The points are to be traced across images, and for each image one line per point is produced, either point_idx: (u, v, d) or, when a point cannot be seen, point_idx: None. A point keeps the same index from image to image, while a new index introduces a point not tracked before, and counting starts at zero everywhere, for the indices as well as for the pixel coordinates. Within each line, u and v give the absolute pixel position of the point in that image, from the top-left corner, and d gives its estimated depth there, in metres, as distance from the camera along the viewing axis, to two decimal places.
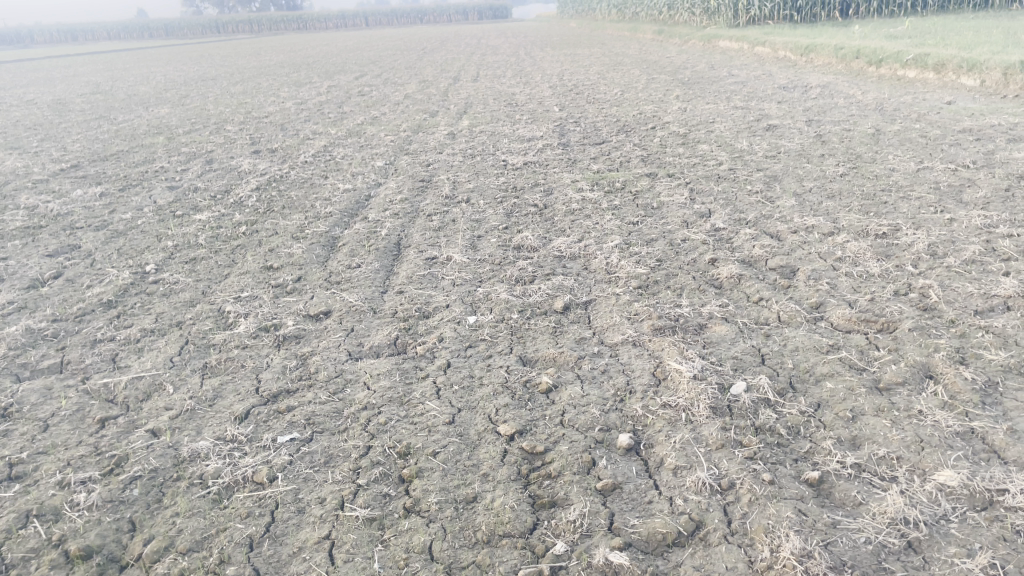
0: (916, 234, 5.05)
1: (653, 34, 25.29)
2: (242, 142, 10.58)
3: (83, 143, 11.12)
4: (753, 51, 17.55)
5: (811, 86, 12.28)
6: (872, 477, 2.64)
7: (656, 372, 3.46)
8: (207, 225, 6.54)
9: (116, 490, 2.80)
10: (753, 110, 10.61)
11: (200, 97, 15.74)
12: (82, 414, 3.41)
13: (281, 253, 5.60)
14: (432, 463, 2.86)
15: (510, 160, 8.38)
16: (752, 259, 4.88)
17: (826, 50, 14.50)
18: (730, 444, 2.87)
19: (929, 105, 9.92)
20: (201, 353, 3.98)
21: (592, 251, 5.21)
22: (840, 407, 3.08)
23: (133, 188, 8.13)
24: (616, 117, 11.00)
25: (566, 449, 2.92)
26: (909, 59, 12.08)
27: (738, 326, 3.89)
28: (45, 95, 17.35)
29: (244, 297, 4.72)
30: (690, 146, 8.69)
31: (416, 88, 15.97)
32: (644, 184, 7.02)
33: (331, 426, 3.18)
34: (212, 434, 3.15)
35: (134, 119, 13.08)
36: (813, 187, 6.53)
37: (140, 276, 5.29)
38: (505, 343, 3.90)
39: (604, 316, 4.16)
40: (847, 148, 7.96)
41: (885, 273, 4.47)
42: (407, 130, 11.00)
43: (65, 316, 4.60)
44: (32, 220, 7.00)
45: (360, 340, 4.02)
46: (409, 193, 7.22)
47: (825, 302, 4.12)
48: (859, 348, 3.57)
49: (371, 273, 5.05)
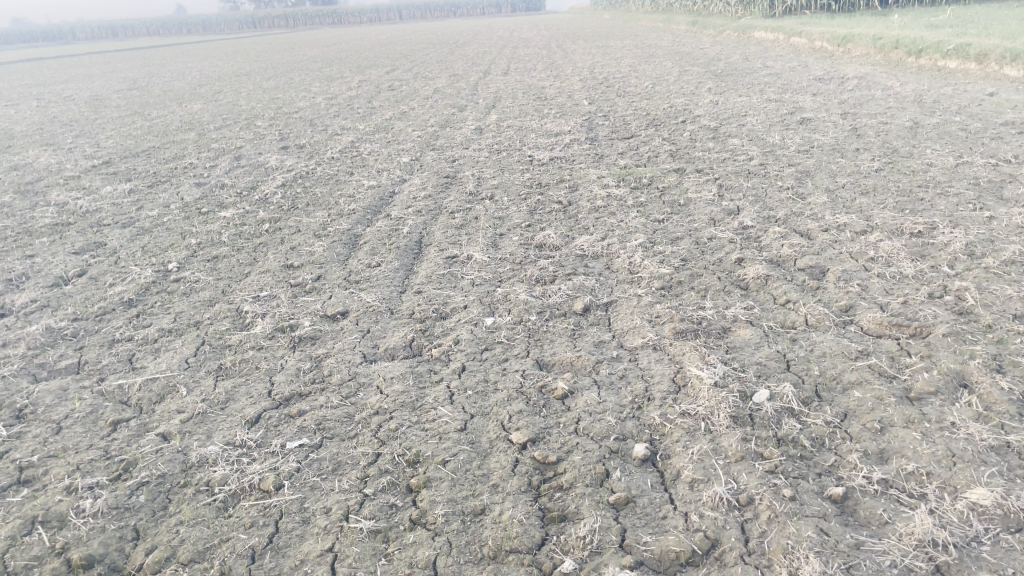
0: (953, 233, 4.86)
1: (687, 26, 24.96)
2: (270, 138, 10.61)
3: (115, 139, 11.23)
4: (789, 41, 17.22)
5: (848, 77, 11.99)
6: (899, 494, 2.51)
7: (676, 379, 3.35)
8: (232, 222, 6.54)
9: (122, 496, 2.77)
10: (787, 103, 10.38)
11: (232, 92, 15.85)
12: (95, 416, 3.39)
13: (302, 251, 5.57)
14: (441, 473, 2.79)
15: (536, 155, 8.28)
16: (780, 259, 4.73)
17: (863, 40, 14.15)
18: (751, 456, 2.75)
19: (971, 97, 9.61)
20: (216, 354, 3.95)
21: (615, 250, 5.10)
22: (868, 418, 2.95)
23: (162, 185, 8.17)
24: (646, 110, 10.83)
25: (578, 459, 2.83)
26: (950, 49, 11.73)
27: (763, 330, 3.76)
28: (83, 92, 17.57)
29: (263, 296, 4.69)
30: (721, 140, 8.51)
31: (445, 82, 15.93)
32: (671, 180, 6.88)
33: (341, 432, 3.13)
34: (221, 439, 3.11)
35: (167, 115, 13.20)
36: (847, 183, 6.34)
37: (162, 274, 5.29)
38: (522, 346, 3.81)
39: (625, 318, 4.05)
40: (883, 141, 7.73)
41: (919, 274, 4.30)
42: (435, 125, 10.94)
43: (85, 316, 4.61)
44: (62, 217, 7.06)
45: (375, 342, 3.96)
46: (434, 190, 7.15)
47: (855, 304, 3.97)
48: (890, 354, 3.43)
49: (390, 272, 4.99)
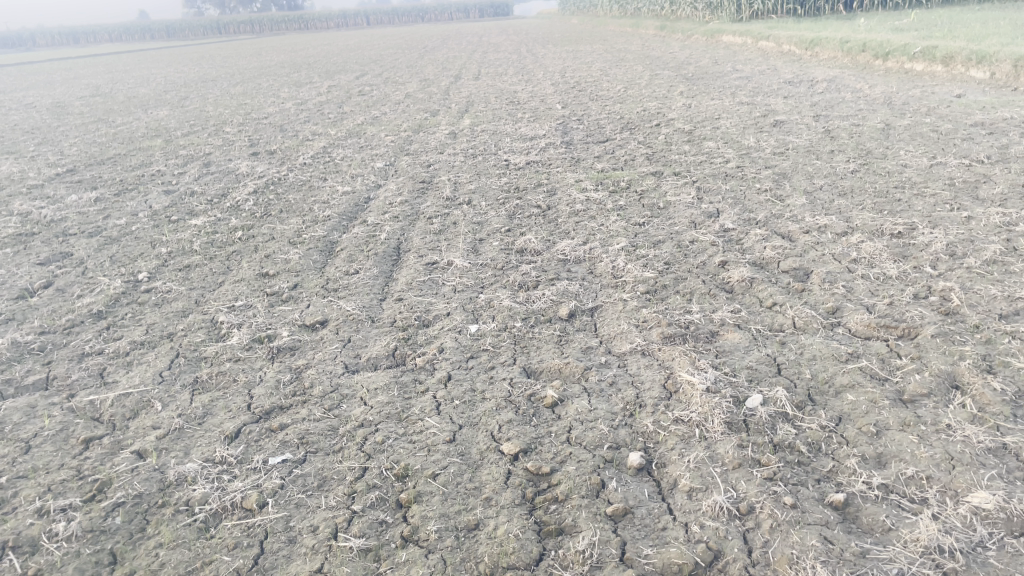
0: (933, 234, 4.86)
1: (655, 30, 25.08)
2: (240, 144, 10.43)
3: (80, 146, 10.98)
4: (757, 45, 17.36)
5: (818, 80, 12.09)
6: (901, 499, 2.47)
7: (667, 384, 3.29)
8: (203, 230, 6.39)
9: (97, 519, 2.64)
10: (760, 106, 10.42)
11: (199, 98, 15.59)
12: (66, 434, 3.25)
13: (277, 259, 5.44)
14: (432, 487, 2.70)
15: (512, 160, 8.21)
16: (764, 262, 4.70)
17: (831, 43, 14.28)
18: (748, 463, 2.70)
19: (939, 99, 9.72)
20: (191, 367, 3.82)
21: (598, 254, 5.04)
22: (863, 422, 2.91)
23: (129, 193, 7.98)
24: (620, 114, 10.82)
25: (572, 469, 2.76)
26: (916, 52, 11.87)
27: (752, 334, 3.72)
28: (45, 99, 17.21)
29: (239, 306, 4.57)
30: (696, 143, 8.51)
31: (417, 87, 15.82)
32: (649, 183, 6.85)
33: (325, 446, 3.02)
34: (200, 456, 2.99)
35: (133, 122, 12.94)
36: (824, 185, 6.36)
37: (132, 285, 5.14)
38: (508, 354, 3.74)
39: (612, 323, 3.99)
40: (857, 143, 7.77)
41: (903, 275, 4.29)
42: (408, 130, 10.83)
43: (53, 329, 4.44)
44: (25, 227, 6.85)
45: (357, 352, 3.86)
46: (410, 195, 7.05)
47: (842, 306, 3.94)
48: (880, 356, 3.40)
49: (370, 280, 4.89)
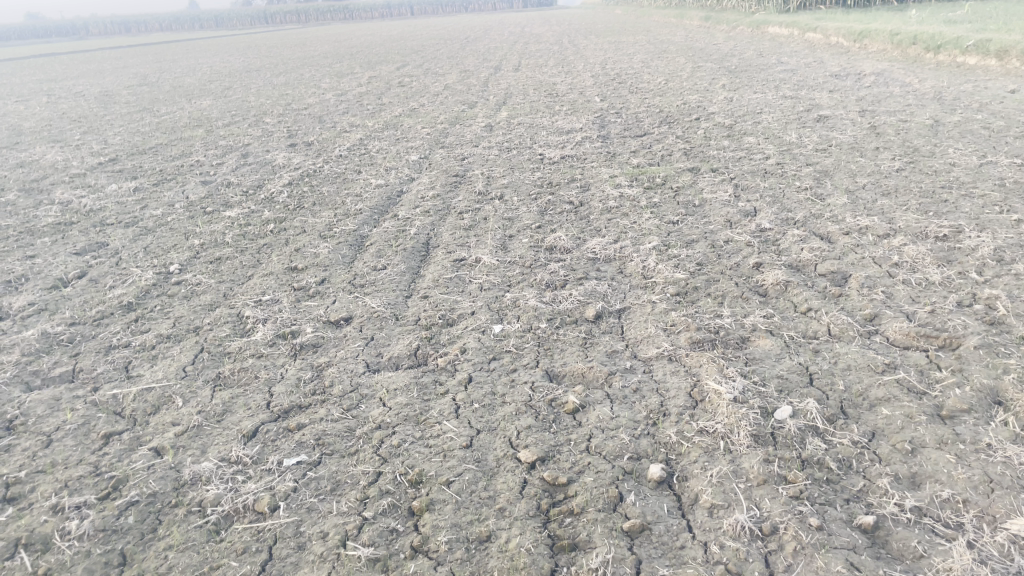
0: (981, 237, 4.67)
1: (699, 22, 24.68)
2: (278, 135, 10.49)
3: (123, 136, 11.14)
4: (804, 36, 16.97)
5: (865, 73, 11.77)
6: (934, 524, 2.35)
7: (693, 393, 3.19)
8: (236, 222, 6.42)
9: (110, 518, 2.64)
10: (803, 100, 10.16)
11: (242, 88, 15.75)
12: (87, 429, 3.26)
13: (306, 253, 5.43)
14: (446, 495, 2.65)
15: (547, 154, 8.11)
16: (800, 264, 4.55)
17: (880, 35, 13.88)
18: (774, 480, 2.59)
19: (992, 94, 9.38)
20: (214, 362, 3.81)
21: (628, 253, 4.94)
22: (898, 438, 2.78)
23: (167, 183, 8.06)
24: (659, 107, 10.64)
25: (590, 480, 2.67)
26: (970, 45, 11.47)
27: (785, 341, 3.60)
28: (93, 88, 17.52)
29: (266, 300, 4.56)
30: (736, 138, 8.32)
31: (456, 78, 15.78)
32: (685, 180, 6.71)
33: (341, 448, 2.98)
34: (216, 455, 2.97)
35: (176, 111, 13.11)
36: (867, 183, 6.16)
37: (163, 276, 5.17)
38: (531, 356, 3.66)
39: (639, 326, 3.89)
40: (904, 140, 7.53)
41: (947, 281, 4.12)
42: (444, 122, 10.78)
43: (83, 320, 4.48)
44: (65, 216, 6.96)
45: (379, 350, 3.82)
46: (442, 190, 7.00)
47: (880, 314, 3.79)
48: (919, 368, 3.25)
49: (396, 276, 4.85)
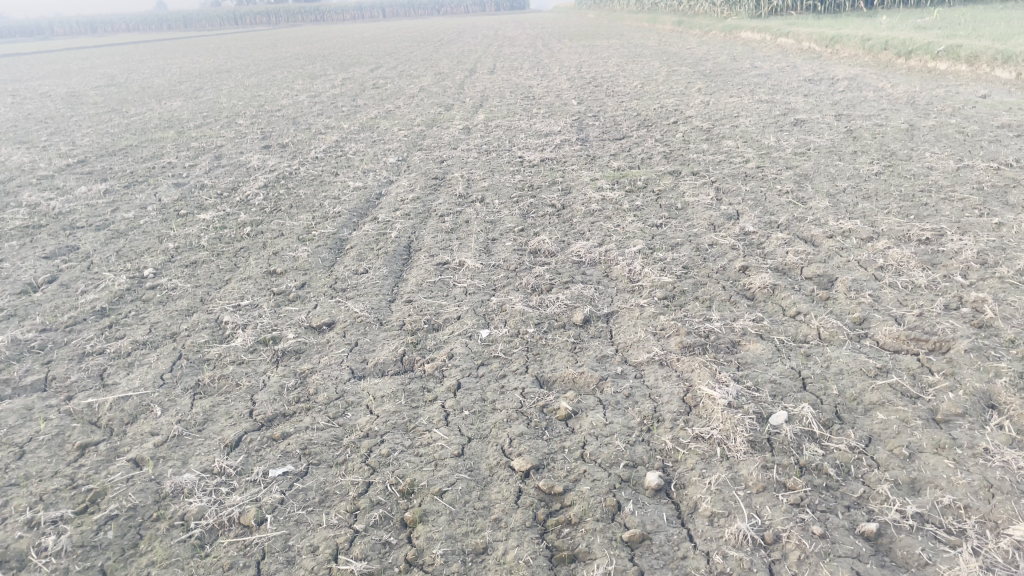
0: (964, 240, 4.69)
1: (672, 26, 24.82)
2: (252, 137, 10.32)
3: (92, 137, 10.91)
4: (776, 41, 17.12)
5: (839, 78, 11.88)
6: (937, 531, 2.32)
7: (686, 398, 3.14)
8: (212, 225, 6.28)
9: (89, 533, 2.53)
10: (779, 104, 10.22)
11: (214, 89, 15.52)
12: (61, 439, 3.14)
13: (285, 257, 5.32)
14: (439, 505, 2.57)
15: (526, 156, 8.06)
16: (786, 267, 4.54)
17: (852, 40, 14.03)
18: (773, 487, 2.55)
19: (964, 99, 9.50)
20: (193, 370, 3.70)
21: (614, 256, 4.90)
22: (894, 443, 2.76)
23: (139, 185, 7.89)
24: (636, 111, 10.64)
25: (586, 489, 2.62)
26: (940, 51, 11.62)
27: (776, 345, 3.57)
28: (60, 88, 17.16)
29: (245, 305, 4.45)
30: (714, 142, 8.33)
31: (432, 81, 15.68)
32: (667, 183, 6.69)
33: (328, 458, 2.90)
34: (198, 466, 2.87)
35: (146, 113, 12.88)
36: (847, 187, 6.18)
37: (138, 281, 5.03)
38: (520, 361, 3.60)
39: (627, 331, 3.84)
40: (881, 144, 7.58)
41: (933, 284, 4.12)
42: (421, 124, 10.69)
43: (55, 326, 4.34)
44: (33, 219, 6.77)
45: (364, 356, 3.73)
46: (422, 192, 6.91)
47: (869, 317, 3.77)
48: (911, 371, 3.24)
49: (379, 280, 4.76)
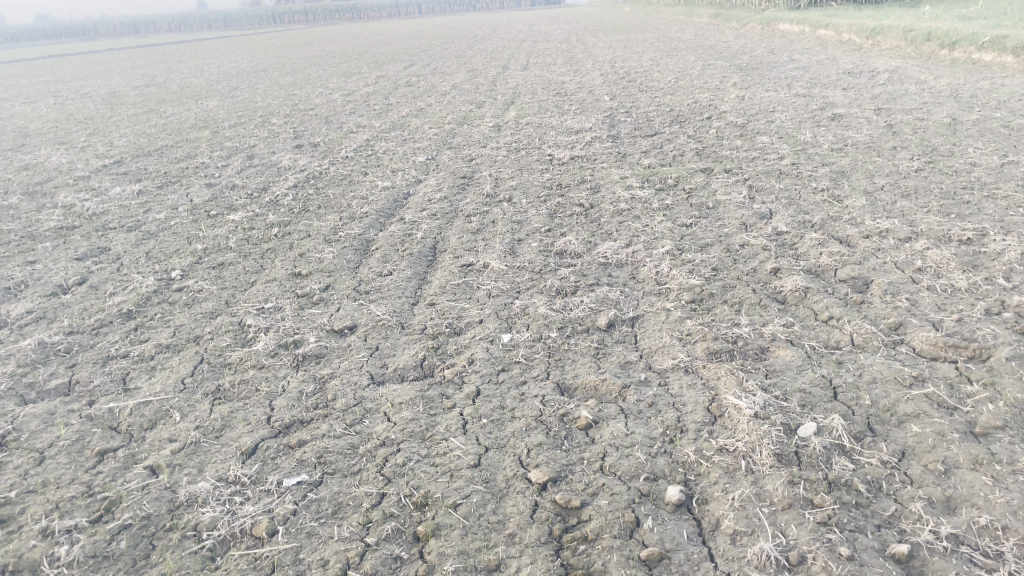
0: (1007, 241, 4.50)
1: (709, 18, 24.46)
2: (284, 136, 10.38)
3: (128, 137, 11.05)
4: (815, 34, 16.77)
5: (879, 70, 11.58)
6: (973, 554, 2.21)
7: (711, 408, 3.04)
8: (240, 226, 6.30)
9: (102, 543, 2.52)
10: (817, 98, 9.98)
11: (249, 89, 15.66)
12: (81, 445, 3.14)
13: (311, 258, 5.31)
14: (452, 519, 2.52)
15: (556, 154, 7.97)
16: (820, 269, 4.40)
17: (894, 32, 13.66)
18: (800, 504, 2.45)
19: (1010, 91, 9.19)
20: (214, 374, 3.69)
21: (641, 257, 4.79)
22: (930, 458, 2.63)
23: (171, 186, 7.96)
24: (670, 106, 10.48)
25: (604, 504, 2.54)
26: (985, 42, 11.26)
27: (806, 352, 3.45)
28: (100, 89, 17.47)
29: (268, 308, 4.44)
30: (749, 138, 8.16)
31: (464, 78, 15.64)
32: (698, 180, 6.56)
33: (343, 467, 2.86)
34: (213, 475, 2.85)
35: (182, 112, 13.03)
36: (885, 184, 6.00)
37: (165, 282, 5.05)
38: (542, 367, 3.53)
39: (653, 336, 3.74)
40: (921, 139, 7.35)
41: (973, 287, 3.96)
42: (452, 123, 10.65)
43: (81, 329, 4.37)
44: (67, 220, 6.86)
45: (384, 361, 3.69)
46: (449, 192, 6.87)
47: (906, 322, 3.63)
48: (948, 381, 3.10)
49: (402, 282, 4.72)
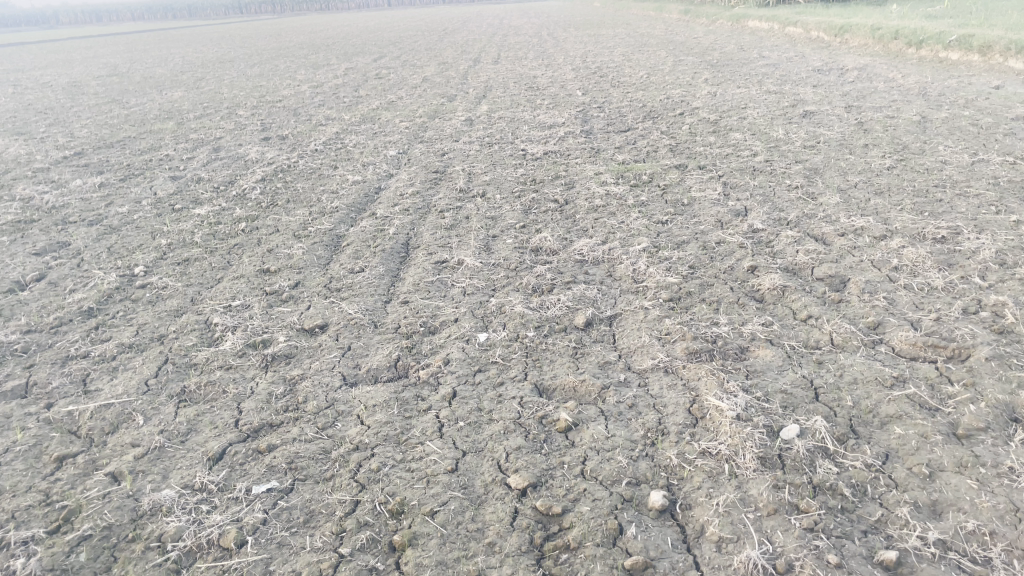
0: (981, 239, 4.52)
1: (679, 15, 24.53)
2: (251, 128, 10.17)
3: (90, 128, 10.76)
4: (784, 31, 16.87)
5: (849, 68, 11.67)
6: (961, 561, 2.18)
7: (692, 409, 2.99)
8: (206, 220, 6.13)
9: (60, 555, 2.40)
10: (788, 95, 10.02)
11: (215, 80, 15.35)
12: (38, 450, 3.00)
13: (280, 254, 5.17)
14: (430, 528, 2.43)
15: (529, 149, 7.89)
16: (797, 267, 4.37)
17: (862, 30, 13.77)
18: (786, 509, 2.41)
19: (977, 90, 9.29)
20: (179, 375, 3.56)
21: (618, 254, 4.74)
22: (914, 461, 2.60)
23: (134, 179, 7.74)
24: (642, 102, 10.45)
25: (586, 510, 2.47)
26: (952, 41, 11.39)
27: (786, 351, 3.41)
28: (60, 78, 17.00)
29: (236, 306, 4.31)
30: (722, 134, 8.14)
31: (435, 70, 15.49)
32: (673, 177, 6.52)
33: (316, 473, 2.76)
34: (178, 482, 2.72)
35: (146, 103, 12.73)
36: (859, 182, 6.00)
37: (127, 279, 4.89)
38: (519, 367, 3.45)
39: (631, 336, 3.68)
40: (892, 137, 7.39)
41: (949, 286, 3.96)
42: (423, 116, 10.52)
43: (40, 327, 4.20)
44: (25, 213, 6.64)
45: (357, 361, 3.59)
46: (422, 186, 6.76)
47: (884, 321, 3.61)
48: (929, 381, 3.08)
49: (374, 279, 4.61)
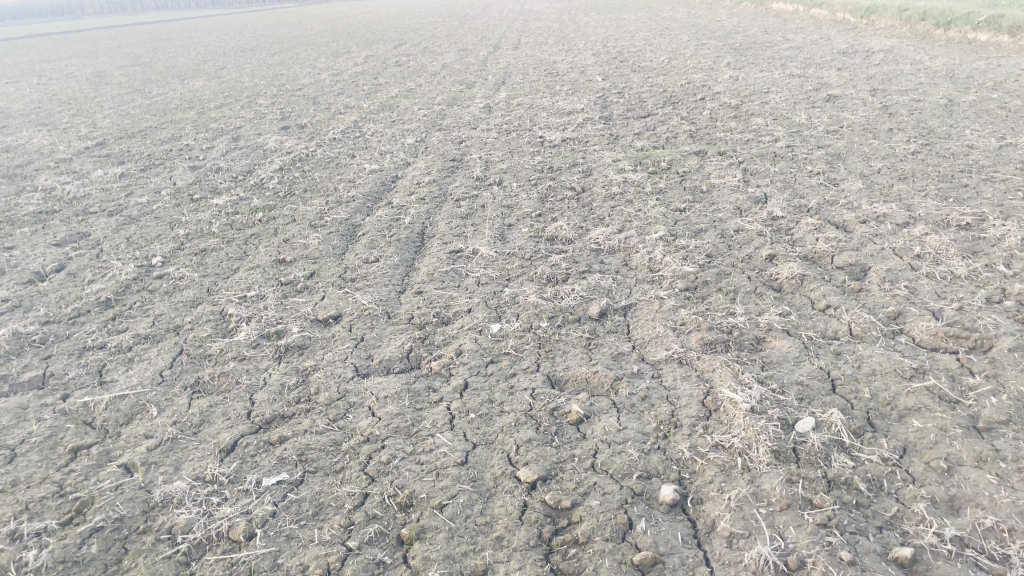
0: (1007, 226, 4.41)
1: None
2: (271, 117, 10.19)
3: (112, 118, 10.84)
4: (808, 13, 16.59)
5: (874, 50, 11.46)
6: (979, 558, 2.12)
7: (706, 402, 2.95)
8: (224, 210, 6.16)
9: (72, 547, 2.41)
10: (811, 79, 9.86)
11: (236, 68, 15.41)
12: (54, 441, 3.02)
13: (296, 244, 5.18)
14: (438, 521, 2.42)
15: (547, 136, 7.83)
16: (816, 255, 4.30)
17: (888, 11, 13.52)
18: (799, 504, 2.36)
19: (1005, 71, 9.09)
20: (193, 366, 3.57)
21: (633, 243, 4.69)
22: (932, 455, 2.55)
23: (154, 169, 7.78)
24: (662, 87, 10.33)
25: (596, 504, 2.45)
26: (981, 21, 11.15)
27: (803, 342, 3.36)
28: (86, 68, 17.15)
29: (251, 296, 4.32)
30: (743, 119, 8.03)
31: (454, 57, 15.43)
32: (692, 163, 6.45)
33: (326, 465, 2.75)
34: (189, 474, 2.73)
35: (168, 93, 12.79)
36: (882, 167, 5.90)
37: (145, 269, 4.91)
38: (531, 359, 3.43)
39: (646, 326, 3.64)
40: (917, 121, 7.24)
41: (973, 274, 3.87)
42: (442, 103, 10.49)
43: (58, 318, 4.23)
44: (47, 204, 6.70)
45: (369, 352, 3.58)
46: (439, 175, 6.74)
47: (905, 311, 3.54)
48: (949, 373, 3.01)
49: (389, 269, 4.60)
